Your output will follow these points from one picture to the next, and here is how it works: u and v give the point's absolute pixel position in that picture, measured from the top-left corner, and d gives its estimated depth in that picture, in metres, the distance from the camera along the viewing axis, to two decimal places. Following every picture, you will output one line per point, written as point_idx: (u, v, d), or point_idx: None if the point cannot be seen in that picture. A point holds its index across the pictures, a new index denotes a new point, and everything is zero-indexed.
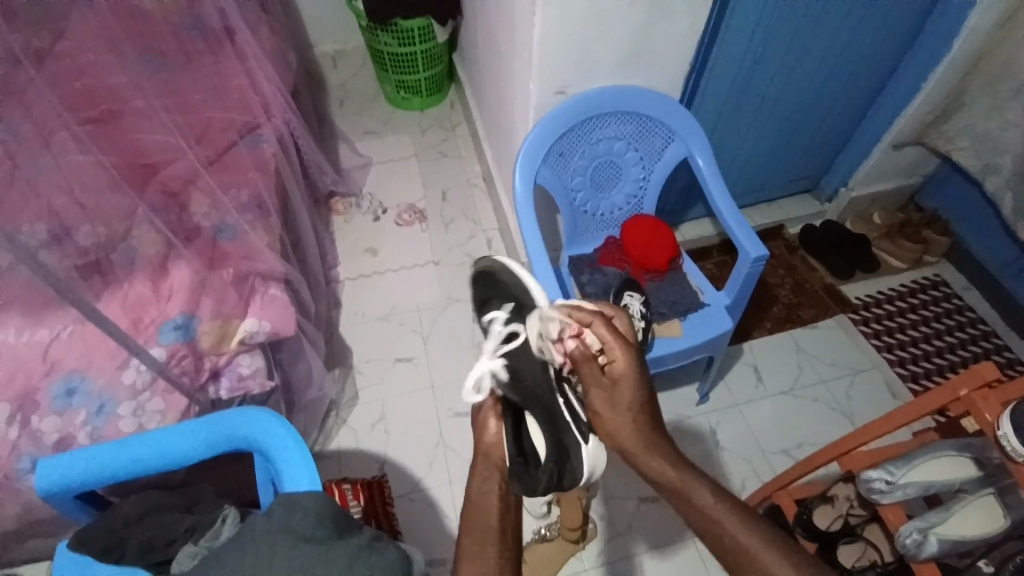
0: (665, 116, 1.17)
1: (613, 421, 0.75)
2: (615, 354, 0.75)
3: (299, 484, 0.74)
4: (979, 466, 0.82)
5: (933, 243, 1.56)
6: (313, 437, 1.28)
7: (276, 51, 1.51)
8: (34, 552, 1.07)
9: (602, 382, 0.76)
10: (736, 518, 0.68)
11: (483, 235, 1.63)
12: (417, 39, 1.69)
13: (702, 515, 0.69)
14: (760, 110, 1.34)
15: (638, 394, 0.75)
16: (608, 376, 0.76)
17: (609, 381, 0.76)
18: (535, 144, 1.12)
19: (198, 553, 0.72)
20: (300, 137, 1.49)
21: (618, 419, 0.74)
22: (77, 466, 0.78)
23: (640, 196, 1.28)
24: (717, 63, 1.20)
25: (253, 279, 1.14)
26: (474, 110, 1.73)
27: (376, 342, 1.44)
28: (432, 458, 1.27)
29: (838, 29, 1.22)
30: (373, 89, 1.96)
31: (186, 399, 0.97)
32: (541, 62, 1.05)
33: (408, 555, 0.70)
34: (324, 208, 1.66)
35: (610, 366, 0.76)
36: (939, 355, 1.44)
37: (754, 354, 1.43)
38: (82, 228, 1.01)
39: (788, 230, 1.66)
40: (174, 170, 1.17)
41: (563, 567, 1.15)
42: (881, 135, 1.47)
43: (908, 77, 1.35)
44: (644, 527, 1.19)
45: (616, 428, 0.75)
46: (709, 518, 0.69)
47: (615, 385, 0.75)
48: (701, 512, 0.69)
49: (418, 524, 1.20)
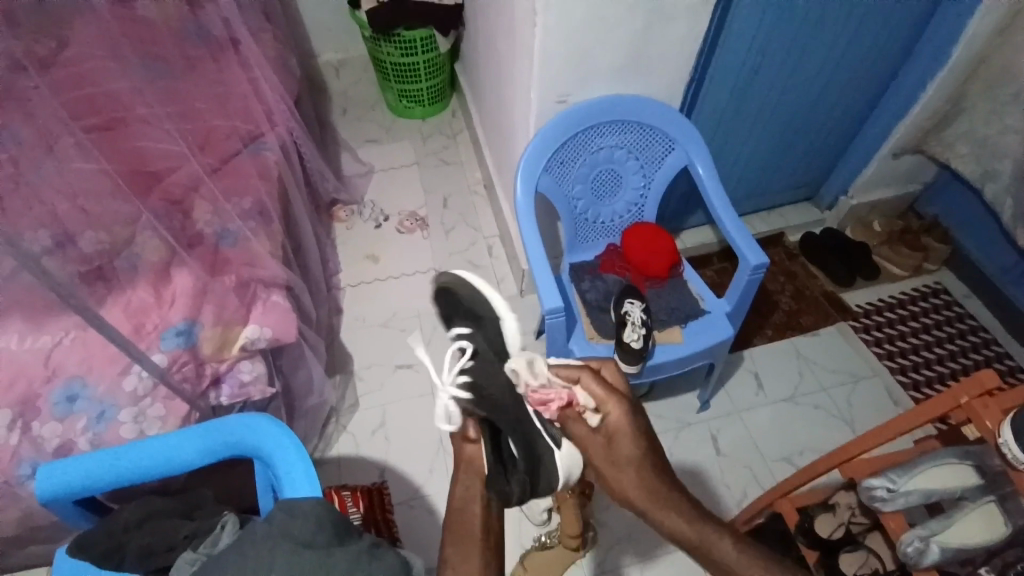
0: (666, 125, 1.18)
1: (618, 481, 0.64)
2: (617, 420, 0.66)
3: (299, 491, 0.74)
4: (980, 473, 0.81)
5: (933, 250, 1.57)
6: (313, 444, 1.28)
7: (279, 59, 1.52)
8: (33, 559, 1.07)
9: (596, 440, 0.66)
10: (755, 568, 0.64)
11: (483, 241, 1.64)
12: (419, 48, 1.70)
13: (726, 575, 0.63)
14: (759, 118, 1.35)
15: (640, 448, 0.65)
16: (603, 432, 0.66)
17: (606, 440, 0.66)
18: (535, 151, 1.13)
19: (196, 560, 0.71)
20: (302, 144, 1.50)
21: (624, 476, 0.63)
22: (78, 471, 0.78)
23: (641, 204, 1.28)
24: (716, 72, 1.21)
25: (255, 285, 1.15)
26: (476, 118, 1.74)
27: (377, 349, 1.44)
28: (433, 465, 1.27)
29: (835, 38, 1.23)
30: (375, 98, 1.97)
31: (187, 406, 0.97)
32: (542, 70, 1.06)
33: (408, 562, 0.69)
34: (326, 216, 1.67)
35: (605, 423, 0.66)
36: (940, 363, 1.43)
37: (755, 362, 1.43)
38: (84, 235, 1.01)
39: (789, 237, 1.66)
40: (178, 177, 1.18)
41: (562, 574, 1.14)
42: (880, 143, 1.48)
43: (906, 85, 1.36)
44: (644, 536, 1.19)
45: (629, 493, 0.63)
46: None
47: (614, 438, 0.65)
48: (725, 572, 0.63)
49: (418, 531, 1.19)
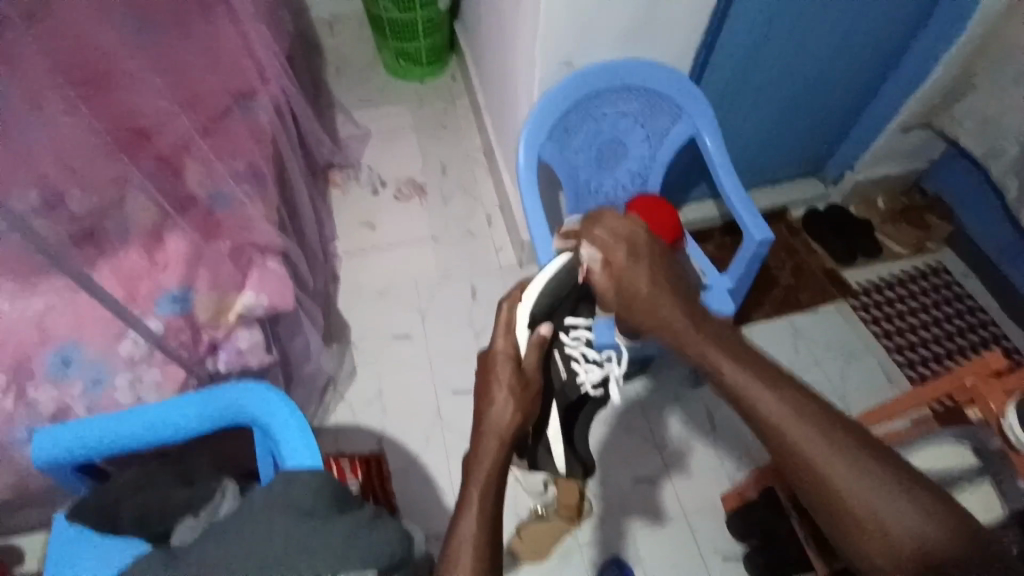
0: (673, 93, 1.15)
1: (626, 281, 0.75)
2: (621, 243, 0.76)
3: (299, 459, 0.74)
4: (976, 454, 0.83)
5: (935, 228, 1.59)
6: (310, 412, 1.28)
7: (272, 13, 1.45)
8: (32, 520, 1.07)
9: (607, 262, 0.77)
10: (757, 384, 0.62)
11: (483, 211, 1.61)
12: (418, 6, 1.64)
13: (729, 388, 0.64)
14: (769, 88, 1.31)
15: (656, 269, 0.75)
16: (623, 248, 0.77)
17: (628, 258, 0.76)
18: (539, 118, 1.10)
19: (198, 526, 0.74)
20: (296, 105, 1.45)
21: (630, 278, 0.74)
22: (73, 438, 0.78)
23: (645, 175, 1.25)
24: (729, 39, 1.17)
25: (250, 250, 1.12)
26: (476, 81, 1.68)
27: (375, 317, 1.43)
28: (430, 434, 1.28)
29: (851, 6, 1.19)
30: (371, 58, 1.91)
31: (184, 371, 0.96)
32: (548, 33, 1.02)
33: (409, 535, 0.70)
34: (321, 180, 1.63)
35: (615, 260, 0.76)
36: (936, 342, 1.44)
37: (753, 338, 1.44)
38: (74, 194, 0.97)
39: (791, 213, 1.65)
40: (169, 137, 1.14)
41: (554, 544, 1.16)
42: (889, 116, 1.44)
43: (919, 58, 1.32)
44: (635, 511, 1.21)
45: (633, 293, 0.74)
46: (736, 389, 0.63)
47: (635, 263, 0.75)
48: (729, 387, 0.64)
49: (415, 499, 1.21)
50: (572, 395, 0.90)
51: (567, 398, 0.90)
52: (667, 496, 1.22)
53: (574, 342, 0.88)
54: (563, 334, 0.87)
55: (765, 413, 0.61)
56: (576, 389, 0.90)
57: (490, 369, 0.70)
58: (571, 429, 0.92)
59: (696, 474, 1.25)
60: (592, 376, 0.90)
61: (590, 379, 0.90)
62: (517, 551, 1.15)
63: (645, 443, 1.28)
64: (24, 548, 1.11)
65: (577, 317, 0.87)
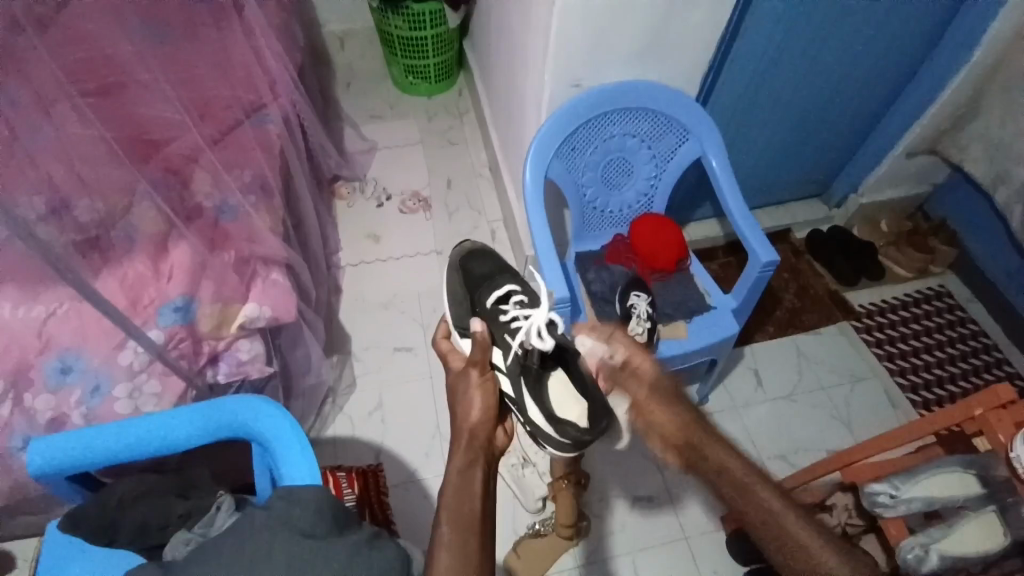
0: (681, 114, 1.15)
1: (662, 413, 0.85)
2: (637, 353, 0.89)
3: (296, 476, 0.73)
4: (983, 483, 0.81)
5: (940, 253, 1.56)
6: (309, 424, 1.26)
7: (284, 27, 1.47)
8: (25, 528, 1.06)
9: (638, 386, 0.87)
10: (793, 515, 0.74)
11: (487, 225, 1.61)
12: (428, 22, 1.66)
13: (761, 511, 0.75)
14: (774, 110, 1.32)
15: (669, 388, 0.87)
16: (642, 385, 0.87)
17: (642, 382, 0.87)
18: (547, 136, 1.10)
19: (191, 541, 0.72)
20: (305, 118, 1.46)
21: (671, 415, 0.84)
22: (72, 448, 0.77)
23: (651, 194, 1.26)
24: (736, 62, 1.18)
25: (255, 262, 1.12)
26: (483, 97, 1.70)
27: (377, 330, 1.43)
28: (429, 448, 1.26)
29: (857, 32, 1.20)
30: (380, 72, 1.93)
31: (183, 384, 0.96)
32: (558, 54, 1.03)
33: (408, 554, 0.69)
34: (327, 191, 1.64)
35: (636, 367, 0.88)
36: (940, 366, 1.43)
37: (755, 358, 1.43)
38: (81, 202, 0.99)
39: (795, 233, 1.65)
40: (177, 146, 1.14)
41: (552, 564, 1.14)
42: (894, 140, 1.45)
43: (925, 84, 1.33)
44: (635, 531, 1.19)
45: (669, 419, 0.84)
46: (772, 515, 0.74)
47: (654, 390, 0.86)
48: (763, 509, 0.75)
49: (412, 516, 1.19)
50: (531, 360, 0.77)
51: (524, 366, 0.76)
52: (668, 517, 1.21)
53: (508, 317, 0.83)
54: (499, 313, 0.84)
55: (802, 542, 0.73)
56: (537, 354, 0.77)
57: (465, 378, 0.77)
58: (542, 397, 0.76)
59: (698, 494, 1.23)
60: (532, 328, 0.77)
61: (530, 334, 0.76)
62: (515, 570, 1.12)
63: (647, 464, 1.26)
64: (17, 556, 1.09)
65: (498, 290, 0.87)
